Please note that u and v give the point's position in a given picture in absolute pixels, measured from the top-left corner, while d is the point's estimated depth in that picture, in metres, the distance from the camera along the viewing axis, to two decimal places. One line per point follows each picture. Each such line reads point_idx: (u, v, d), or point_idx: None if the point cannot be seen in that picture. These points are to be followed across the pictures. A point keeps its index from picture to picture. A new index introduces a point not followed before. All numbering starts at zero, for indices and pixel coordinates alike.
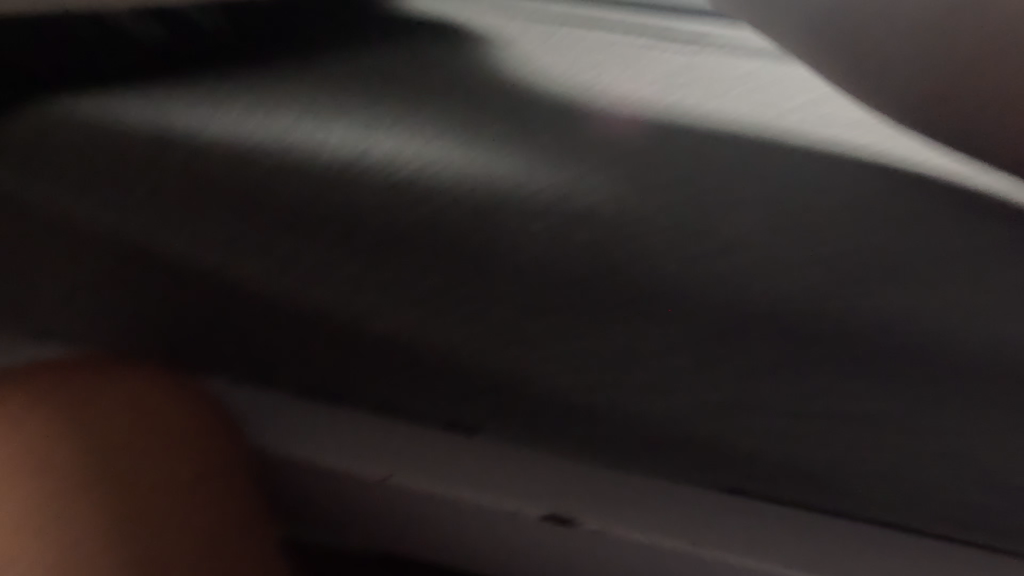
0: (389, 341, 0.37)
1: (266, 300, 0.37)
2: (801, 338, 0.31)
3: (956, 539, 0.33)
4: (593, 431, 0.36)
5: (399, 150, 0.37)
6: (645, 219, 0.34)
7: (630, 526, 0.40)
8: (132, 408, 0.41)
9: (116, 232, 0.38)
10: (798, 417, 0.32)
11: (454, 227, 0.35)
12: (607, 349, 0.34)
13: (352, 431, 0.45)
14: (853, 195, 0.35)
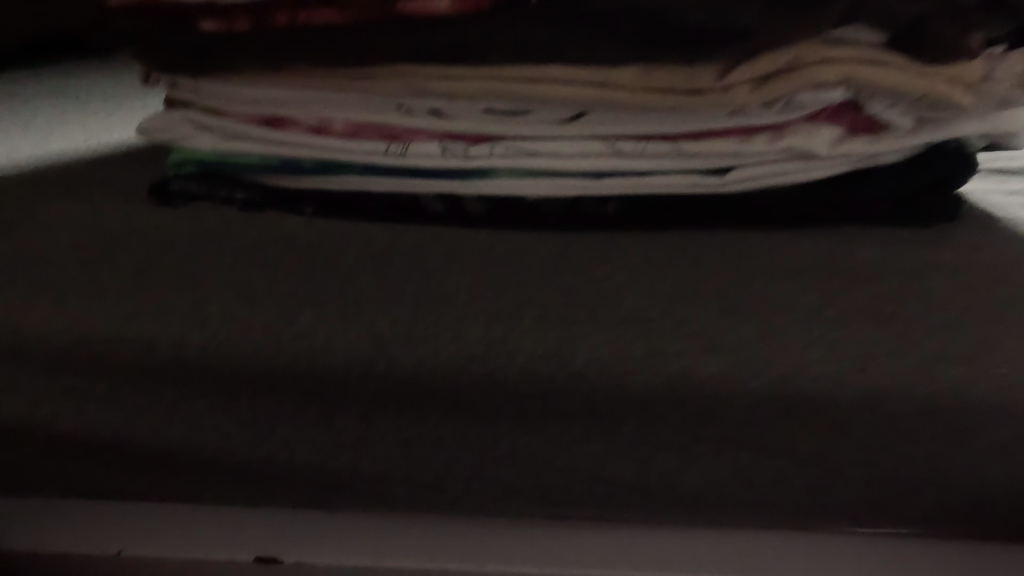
0: (255, 450, 0.36)
1: (103, 410, 0.36)
2: (565, 409, 0.35)
3: (616, 499, 0.37)
4: (330, 489, 0.37)
5: (311, 439, 0.36)
6: (561, 368, 0.34)
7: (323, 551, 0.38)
8: None
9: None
10: (510, 461, 0.36)
11: (397, 360, 0.34)
12: (414, 447, 0.36)
13: (168, 518, 0.39)
14: (625, 362, 0.34)
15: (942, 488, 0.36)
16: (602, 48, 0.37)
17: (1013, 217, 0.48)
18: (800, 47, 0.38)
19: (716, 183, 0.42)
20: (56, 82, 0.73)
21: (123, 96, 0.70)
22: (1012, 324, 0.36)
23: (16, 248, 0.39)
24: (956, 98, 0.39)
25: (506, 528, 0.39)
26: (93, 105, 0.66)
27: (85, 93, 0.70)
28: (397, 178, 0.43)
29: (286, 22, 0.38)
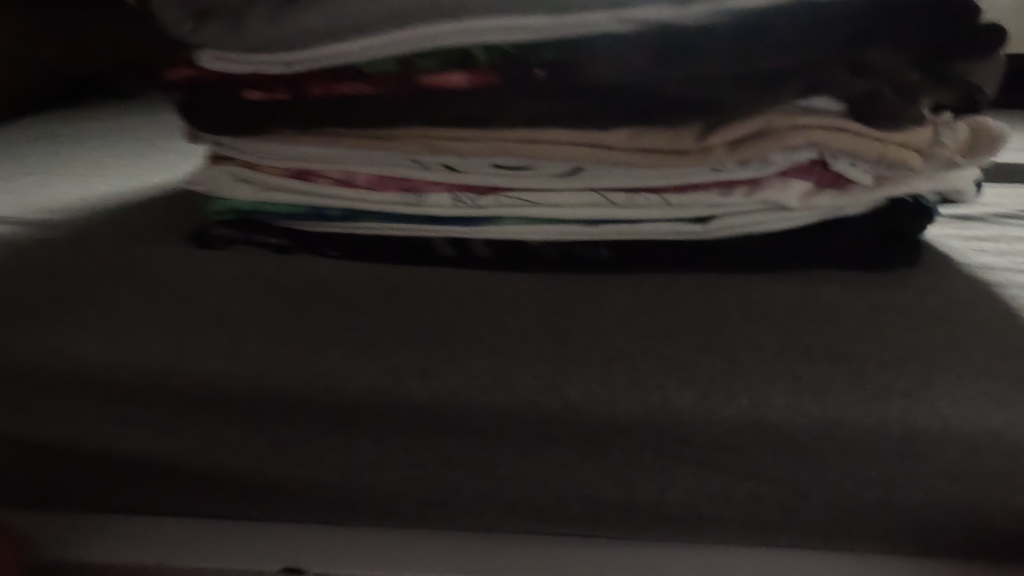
0: (284, 470, 0.41)
1: (152, 431, 0.41)
2: (558, 435, 0.39)
3: (605, 517, 0.41)
4: (347, 506, 0.41)
5: (334, 460, 0.40)
6: (555, 398, 0.39)
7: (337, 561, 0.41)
8: None
9: (26, 327, 0.41)
10: (510, 482, 0.40)
11: (411, 391, 0.39)
12: (426, 468, 0.40)
13: (195, 530, 0.42)
14: (611, 393, 0.39)
15: (899, 509, 0.40)
16: (593, 115, 0.42)
17: (970, 261, 0.52)
18: (771, 115, 0.43)
19: (699, 231, 0.47)
20: (98, 127, 0.80)
21: (160, 141, 0.76)
22: (959, 361, 0.40)
23: (76, 286, 0.44)
24: (910, 159, 0.45)
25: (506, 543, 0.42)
26: (133, 150, 0.72)
27: (126, 138, 0.76)
28: (414, 224, 0.48)
29: (321, 93, 0.45)
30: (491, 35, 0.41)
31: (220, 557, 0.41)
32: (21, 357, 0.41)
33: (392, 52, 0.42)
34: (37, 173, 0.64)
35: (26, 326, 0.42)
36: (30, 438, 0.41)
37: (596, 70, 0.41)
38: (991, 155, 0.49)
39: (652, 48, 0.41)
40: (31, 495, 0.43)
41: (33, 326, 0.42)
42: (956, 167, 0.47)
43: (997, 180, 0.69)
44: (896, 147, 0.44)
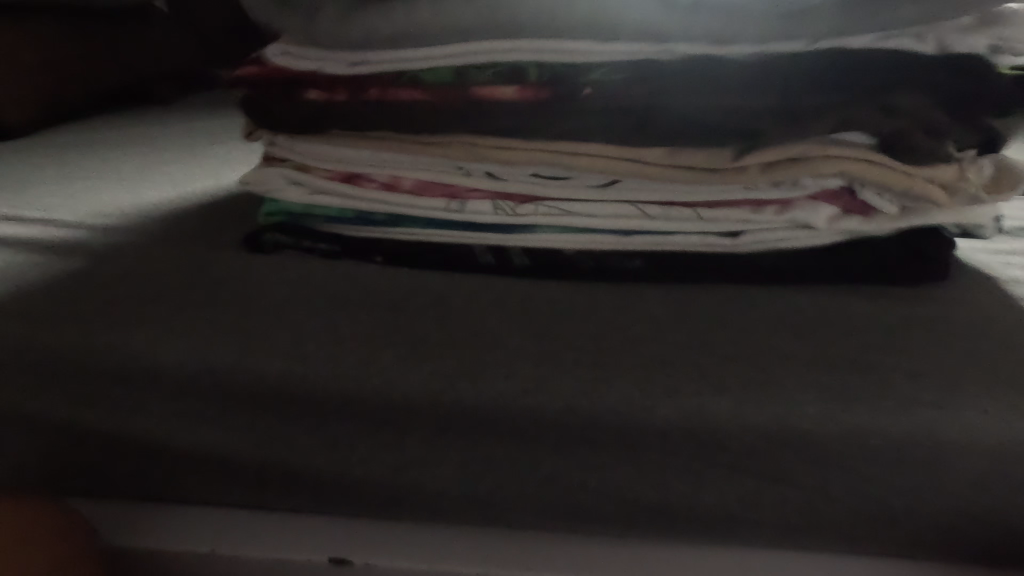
0: (335, 466, 0.43)
1: (210, 426, 0.43)
2: (597, 439, 0.41)
3: (639, 517, 0.43)
4: (393, 501, 0.43)
5: (383, 457, 0.43)
6: (595, 403, 0.41)
7: (384, 554, 0.43)
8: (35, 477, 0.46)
9: (93, 326, 0.44)
10: (550, 481, 0.42)
11: (458, 393, 0.41)
12: (470, 467, 0.42)
13: (250, 520, 0.45)
14: (649, 400, 0.41)
15: (923, 516, 0.41)
16: (633, 132, 0.44)
17: (994, 277, 0.54)
18: (804, 144, 0.45)
19: (729, 244, 0.49)
20: (143, 139, 0.84)
21: (205, 153, 0.80)
22: (984, 375, 0.42)
23: (137, 288, 0.47)
24: (934, 194, 0.47)
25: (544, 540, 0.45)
26: (179, 161, 0.76)
27: (171, 150, 0.80)
28: (454, 231, 0.50)
29: (376, 95, 0.46)
30: (542, 54, 0.44)
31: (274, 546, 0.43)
32: (89, 354, 0.43)
33: (449, 62, 0.45)
34: (90, 180, 0.68)
35: (93, 324, 0.44)
36: (95, 432, 0.44)
37: (636, 92, 0.43)
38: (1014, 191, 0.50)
39: (691, 73, 0.43)
40: (95, 484, 0.46)
41: (99, 324, 0.44)
42: (978, 203, 0.49)
43: (1020, 196, 0.70)
44: (921, 179, 0.46)
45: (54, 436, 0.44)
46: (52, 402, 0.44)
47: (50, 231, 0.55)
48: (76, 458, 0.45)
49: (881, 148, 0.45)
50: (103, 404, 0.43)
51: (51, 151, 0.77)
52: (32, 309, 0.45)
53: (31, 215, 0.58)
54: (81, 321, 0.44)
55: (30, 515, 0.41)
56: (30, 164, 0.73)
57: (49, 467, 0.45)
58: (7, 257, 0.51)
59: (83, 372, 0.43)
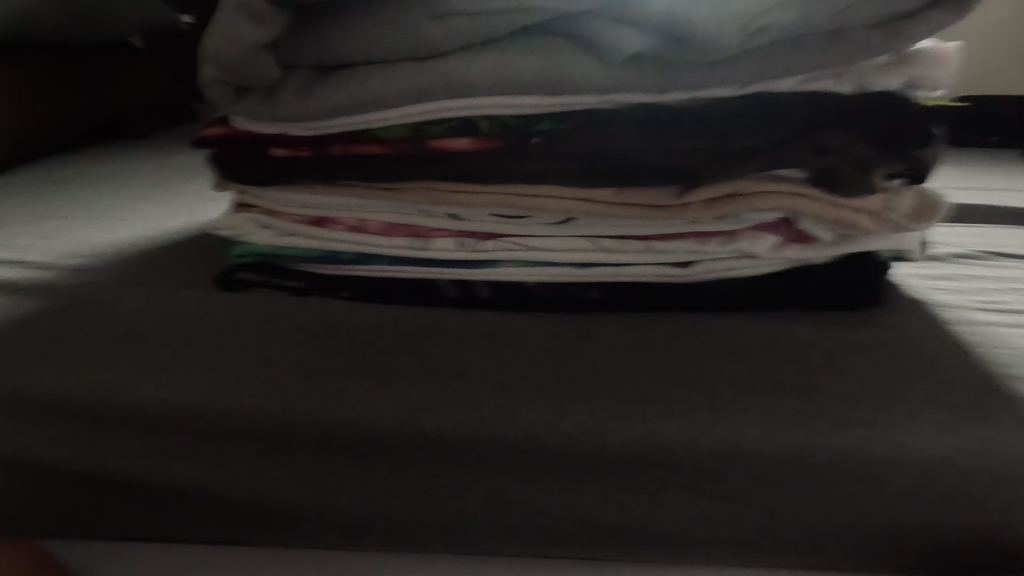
0: (304, 500, 0.44)
1: (182, 463, 0.44)
2: (556, 465, 0.43)
3: (599, 540, 0.45)
4: (361, 532, 0.45)
5: (351, 489, 0.44)
6: (553, 431, 0.43)
7: None
8: (5, 517, 0.46)
9: (66, 365, 0.45)
10: (512, 507, 0.44)
11: (423, 425, 0.43)
12: (435, 495, 0.44)
13: (224, 557, 0.46)
14: (604, 426, 0.43)
15: (865, 527, 0.44)
16: (585, 173, 0.48)
17: (925, 300, 0.58)
18: (742, 182, 0.48)
19: (679, 274, 0.52)
20: (118, 176, 0.85)
21: (181, 190, 0.81)
22: (913, 394, 0.45)
23: (110, 328, 0.48)
24: (863, 223, 0.51)
25: (511, 564, 0.46)
26: (154, 198, 0.78)
27: (146, 188, 0.81)
28: (421, 267, 0.53)
29: (339, 152, 0.49)
30: (494, 110, 0.47)
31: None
32: (59, 395, 0.43)
33: (406, 121, 0.48)
34: (65, 219, 0.69)
35: (65, 364, 0.45)
36: (66, 471, 0.44)
37: (586, 137, 0.47)
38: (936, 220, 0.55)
39: (633, 125, 0.47)
40: (66, 524, 0.46)
41: (71, 364, 0.45)
42: (905, 229, 0.53)
43: (954, 223, 0.75)
44: (851, 212, 0.51)
45: (26, 476, 0.45)
46: (22, 442, 0.44)
47: (22, 271, 0.56)
48: (48, 498, 0.45)
49: (812, 183, 0.49)
50: (75, 445, 0.44)
51: (28, 189, 0.79)
52: (3, 351, 0.46)
53: (4, 254, 0.59)
54: (54, 361, 0.45)
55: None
56: (2, 203, 0.73)
57: (16, 508, 0.46)
58: None
59: (54, 413, 0.44)
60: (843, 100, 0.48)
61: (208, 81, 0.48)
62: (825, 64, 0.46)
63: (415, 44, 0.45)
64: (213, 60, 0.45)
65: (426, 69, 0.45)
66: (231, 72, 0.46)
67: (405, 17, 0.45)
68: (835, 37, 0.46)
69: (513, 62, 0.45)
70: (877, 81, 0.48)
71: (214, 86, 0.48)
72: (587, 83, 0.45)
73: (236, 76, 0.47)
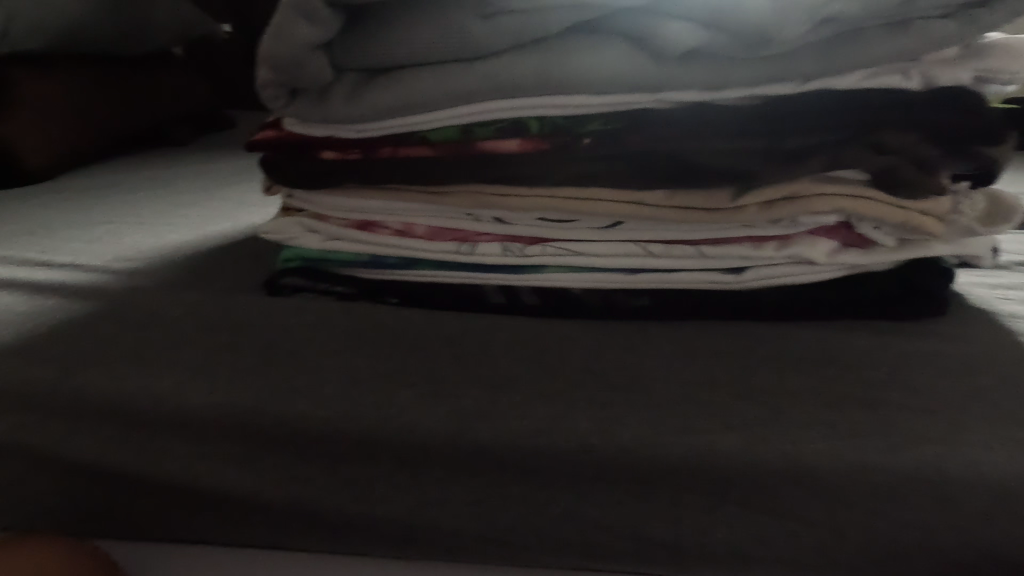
0: (351, 507, 0.44)
1: (232, 467, 0.44)
2: (608, 477, 0.42)
3: (652, 555, 0.43)
4: (408, 540, 0.44)
5: (399, 497, 0.43)
6: (606, 442, 0.41)
7: None
8: (60, 516, 0.47)
9: (120, 368, 0.45)
10: (562, 520, 0.43)
11: (472, 433, 0.42)
12: (483, 505, 0.43)
13: (270, 561, 0.46)
14: (659, 438, 0.41)
15: (936, 550, 0.41)
16: (637, 176, 0.46)
17: (993, 310, 0.55)
18: (800, 184, 0.47)
19: (732, 280, 0.50)
20: (164, 182, 0.87)
21: (223, 195, 0.83)
22: (988, 409, 0.43)
23: (162, 331, 0.48)
24: (930, 226, 0.49)
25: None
26: (199, 204, 0.79)
27: (190, 193, 0.83)
28: (466, 272, 0.52)
29: (389, 154, 0.49)
30: (542, 110, 0.46)
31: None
32: (114, 398, 0.44)
33: (455, 122, 0.47)
34: (115, 223, 0.71)
35: (119, 367, 0.45)
36: (120, 473, 0.45)
37: (639, 139, 0.45)
38: (1008, 225, 0.52)
39: (688, 125, 0.45)
40: (119, 524, 0.46)
41: (125, 367, 0.45)
42: (974, 235, 0.50)
43: (1015, 229, 0.72)
44: (917, 216, 0.48)
45: (80, 476, 0.45)
46: (78, 444, 0.45)
47: (77, 274, 0.57)
48: (101, 498, 0.46)
49: (875, 185, 0.47)
50: (129, 447, 0.44)
51: (79, 194, 0.81)
52: (61, 353, 0.47)
53: (59, 258, 0.60)
54: (108, 364, 0.46)
55: (59, 555, 0.41)
56: (54, 208, 0.75)
57: (71, 508, 0.46)
58: (38, 301, 0.53)
59: (109, 414, 0.44)
60: (912, 95, 0.45)
61: (261, 84, 0.47)
62: (895, 56, 0.43)
63: (465, 45, 0.44)
64: (268, 60, 0.45)
65: (477, 70, 0.45)
66: (284, 74, 0.46)
67: (455, 17, 0.44)
68: (905, 29, 0.43)
69: (566, 61, 0.44)
70: (949, 75, 0.45)
71: (266, 90, 0.47)
72: (640, 81, 0.44)
73: (290, 78, 0.46)
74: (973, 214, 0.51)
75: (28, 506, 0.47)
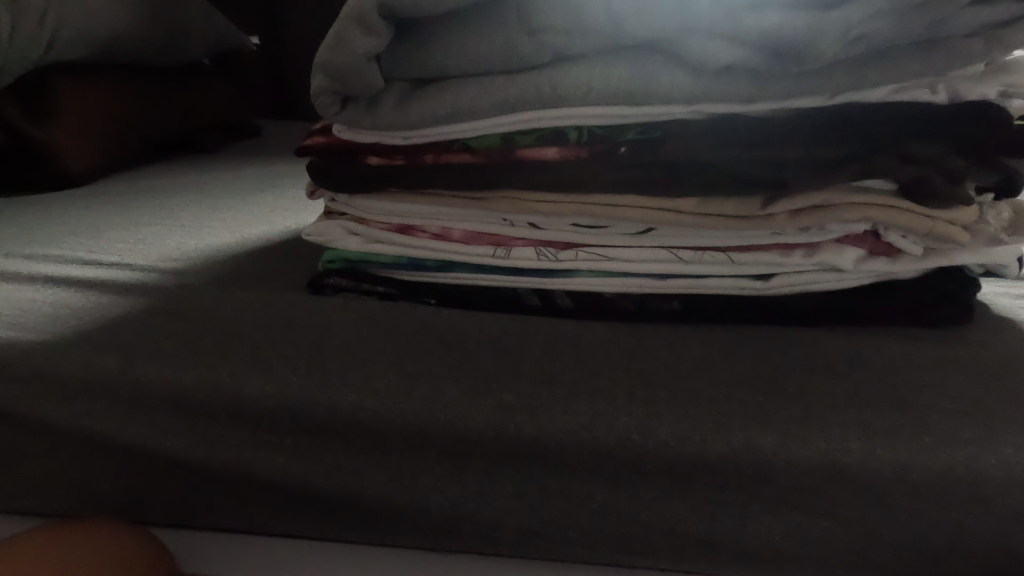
0: (394, 500, 0.45)
1: (280, 458, 0.46)
2: (645, 473, 0.43)
3: (686, 552, 0.44)
4: (448, 533, 0.45)
5: (442, 490, 0.45)
6: (645, 440, 0.43)
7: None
8: (111, 500, 0.48)
9: (174, 360, 0.47)
10: (599, 516, 0.44)
11: (513, 430, 0.43)
12: (523, 499, 0.44)
13: (312, 548, 0.47)
14: (696, 437, 0.43)
15: (968, 551, 0.42)
16: (673, 183, 0.48)
17: (1018, 320, 0.56)
18: (830, 193, 0.48)
19: (760, 287, 0.52)
20: (198, 187, 0.90)
21: (256, 200, 0.85)
22: (1018, 413, 0.44)
23: (212, 327, 0.50)
24: (956, 234, 0.50)
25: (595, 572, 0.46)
26: (234, 208, 0.82)
27: (225, 198, 0.86)
28: (501, 275, 0.54)
29: (431, 161, 0.51)
30: (581, 120, 0.47)
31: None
32: (169, 388, 0.46)
33: (496, 130, 0.49)
34: (157, 225, 0.73)
35: (174, 358, 0.47)
36: (172, 462, 0.46)
37: (675, 147, 0.47)
38: None
39: (723, 135, 0.47)
40: (168, 510, 0.48)
41: (179, 358, 0.47)
42: (1000, 243, 0.52)
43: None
44: (944, 225, 0.49)
45: (133, 463, 0.47)
46: (133, 431, 0.46)
47: (125, 271, 0.60)
48: (151, 485, 0.47)
49: (902, 194, 0.49)
50: (181, 436, 0.46)
51: (118, 198, 0.83)
52: (117, 344, 0.48)
53: (106, 257, 0.63)
54: (163, 355, 0.47)
55: (117, 538, 0.43)
56: (94, 211, 0.78)
57: (123, 494, 0.48)
58: (91, 297, 0.55)
59: (165, 404, 0.46)
60: (938, 107, 0.47)
61: (316, 91, 0.50)
62: (924, 70, 0.45)
63: (511, 58, 0.47)
64: (323, 70, 0.47)
65: (521, 81, 0.47)
66: (339, 81, 0.49)
67: (502, 31, 0.46)
68: (933, 45, 0.45)
69: (607, 73, 0.46)
70: (976, 88, 0.47)
71: (320, 97, 0.50)
72: (677, 92, 0.46)
73: (344, 85, 0.49)
74: (998, 224, 0.53)
75: (81, 489, 0.48)
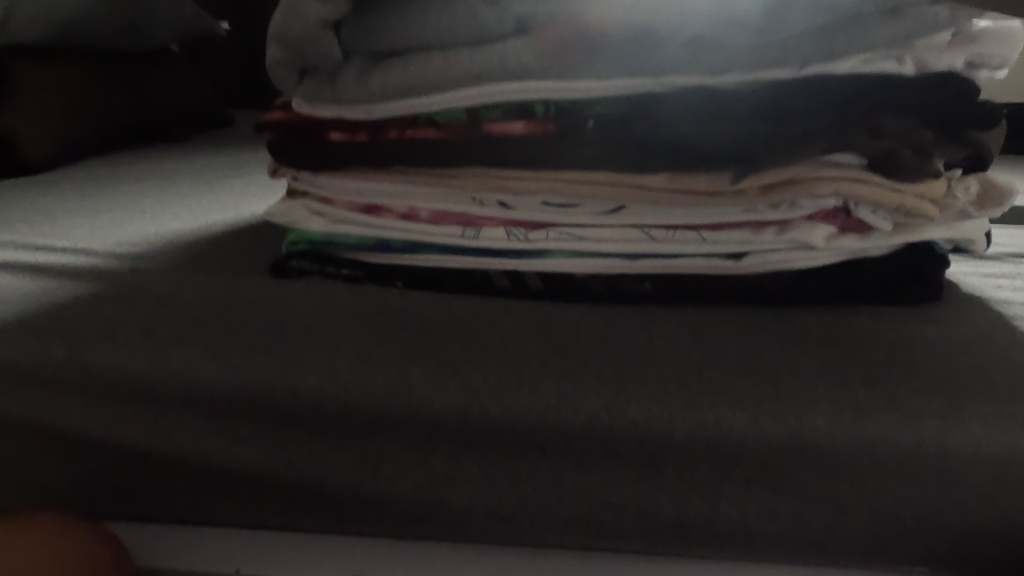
0: (360, 486, 0.44)
1: (240, 446, 0.44)
2: (615, 454, 0.42)
3: (658, 533, 0.44)
4: (417, 519, 0.44)
5: (409, 476, 0.44)
6: (614, 420, 0.42)
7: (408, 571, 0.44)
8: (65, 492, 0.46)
9: (128, 345, 0.45)
10: (569, 498, 0.43)
11: (480, 412, 0.42)
12: (491, 483, 0.43)
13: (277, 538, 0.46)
14: (665, 415, 0.42)
15: (937, 525, 0.42)
16: (642, 158, 0.47)
17: (989, 298, 0.56)
18: (801, 168, 0.47)
19: (732, 266, 0.51)
20: (162, 173, 0.87)
21: (223, 186, 0.83)
22: (985, 387, 0.44)
23: (169, 311, 0.49)
24: (927, 209, 0.50)
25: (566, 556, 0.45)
26: (200, 194, 0.79)
27: (191, 185, 0.83)
28: (470, 257, 0.53)
29: (395, 136, 0.49)
30: (548, 93, 0.46)
31: (305, 567, 0.44)
32: (121, 374, 0.44)
33: (461, 104, 0.47)
34: (116, 211, 0.71)
35: (127, 343, 0.45)
36: (127, 451, 0.45)
37: (643, 122, 0.46)
38: (1003, 207, 0.53)
39: (693, 108, 0.46)
40: (125, 502, 0.46)
41: (133, 343, 0.45)
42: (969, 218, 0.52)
43: (1005, 223, 0.73)
44: (915, 200, 0.49)
45: (86, 454, 0.45)
46: (85, 419, 0.45)
47: (80, 258, 0.57)
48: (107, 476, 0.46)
49: (872, 168, 0.48)
50: (137, 425, 0.44)
51: (78, 184, 0.80)
52: (67, 330, 0.46)
53: (60, 243, 0.60)
54: (115, 341, 0.45)
55: (69, 532, 0.41)
56: (51, 197, 0.75)
57: (76, 486, 0.46)
58: (41, 283, 0.52)
59: (117, 391, 0.44)
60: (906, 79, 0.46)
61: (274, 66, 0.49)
62: (891, 40, 0.44)
63: (474, 28, 0.45)
64: None
65: (485, 52, 0.45)
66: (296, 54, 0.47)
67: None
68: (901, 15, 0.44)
69: (572, 44, 0.45)
70: (941, 59, 0.47)
71: None
72: (643, 64, 0.45)
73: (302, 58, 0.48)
74: (968, 200, 0.53)
75: (32, 482, 0.46)
